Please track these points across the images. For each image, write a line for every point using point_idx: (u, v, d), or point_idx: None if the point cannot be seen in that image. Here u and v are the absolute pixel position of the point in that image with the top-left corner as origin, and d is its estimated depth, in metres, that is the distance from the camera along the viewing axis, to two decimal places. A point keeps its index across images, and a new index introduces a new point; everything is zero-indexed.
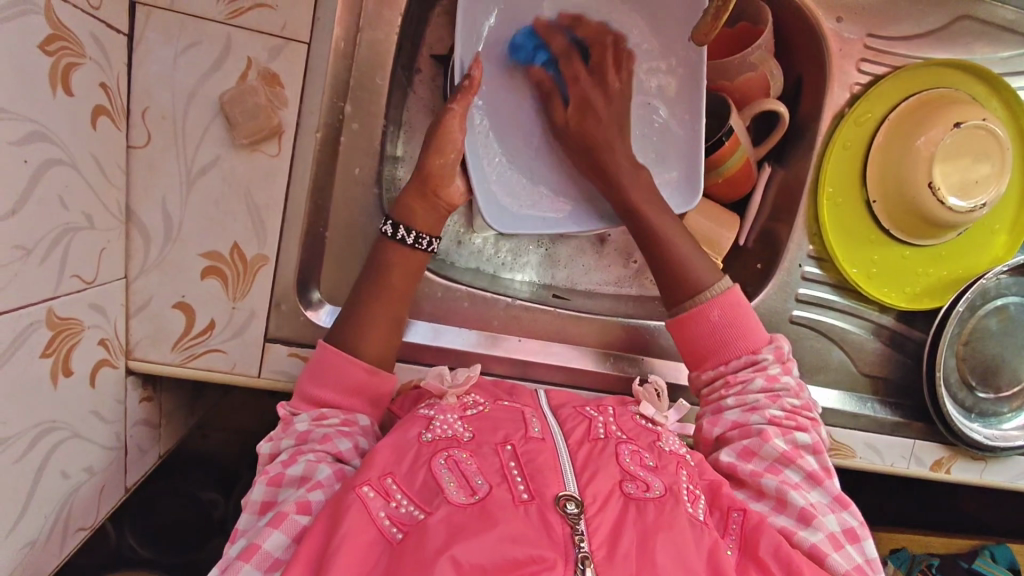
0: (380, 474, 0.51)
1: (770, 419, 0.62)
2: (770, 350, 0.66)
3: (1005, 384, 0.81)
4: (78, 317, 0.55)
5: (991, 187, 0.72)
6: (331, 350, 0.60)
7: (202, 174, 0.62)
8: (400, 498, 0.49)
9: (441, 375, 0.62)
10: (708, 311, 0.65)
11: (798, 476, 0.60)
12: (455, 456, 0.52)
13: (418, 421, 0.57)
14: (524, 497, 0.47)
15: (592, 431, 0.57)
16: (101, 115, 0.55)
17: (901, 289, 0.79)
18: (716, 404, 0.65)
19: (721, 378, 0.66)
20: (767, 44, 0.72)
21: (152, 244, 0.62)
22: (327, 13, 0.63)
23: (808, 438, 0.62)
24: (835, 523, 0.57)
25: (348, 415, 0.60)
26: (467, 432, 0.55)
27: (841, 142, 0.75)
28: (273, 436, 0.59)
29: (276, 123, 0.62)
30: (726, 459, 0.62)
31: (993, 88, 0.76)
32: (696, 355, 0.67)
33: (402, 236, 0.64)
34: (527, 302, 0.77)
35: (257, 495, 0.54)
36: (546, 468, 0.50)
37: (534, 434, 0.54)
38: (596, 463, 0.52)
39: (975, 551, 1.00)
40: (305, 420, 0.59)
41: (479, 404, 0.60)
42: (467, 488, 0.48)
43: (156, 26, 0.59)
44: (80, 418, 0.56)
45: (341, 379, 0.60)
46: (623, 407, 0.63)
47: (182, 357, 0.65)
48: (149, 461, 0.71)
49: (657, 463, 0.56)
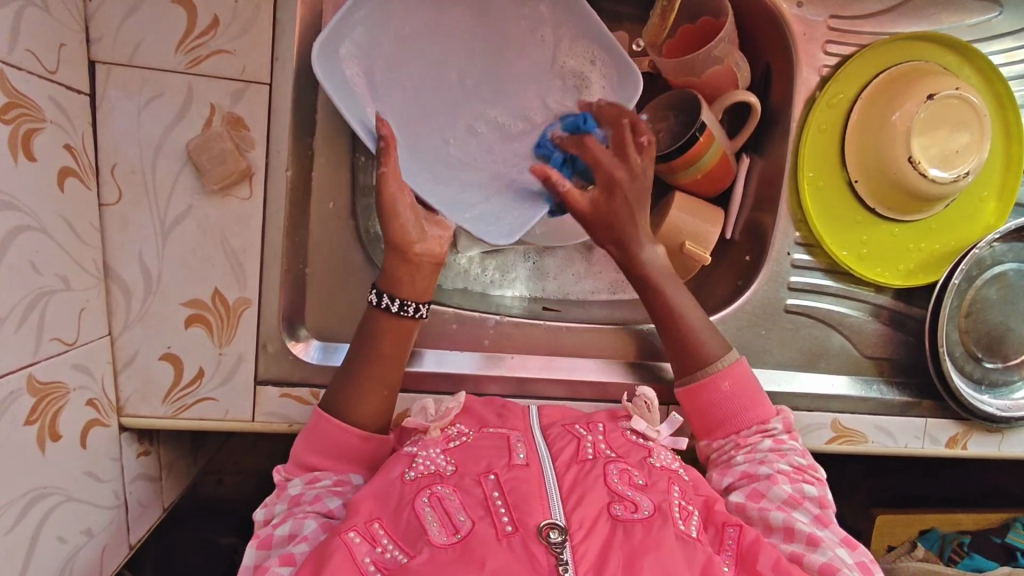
0: (366, 520, 0.51)
1: (779, 469, 0.62)
2: (778, 421, 0.66)
3: (1013, 352, 0.79)
4: (60, 381, 0.55)
5: (971, 156, 0.72)
6: (322, 417, 0.60)
7: (176, 224, 0.62)
8: (386, 542, 0.49)
9: (424, 409, 0.62)
10: (719, 382, 0.65)
11: (807, 518, 0.58)
12: (438, 492, 0.51)
13: (401, 460, 0.56)
14: (507, 530, 0.47)
15: (580, 452, 0.56)
16: (68, 176, 0.55)
17: (894, 267, 0.77)
18: (726, 461, 0.65)
19: (731, 443, 0.65)
20: (730, 36, 0.71)
21: (133, 299, 0.62)
22: (287, 51, 0.62)
23: (814, 491, 0.60)
24: (848, 557, 0.54)
25: (342, 476, 0.60)
26: (449, 465, 0.54)
27: (816, 125, 0.74)
28: (267, 502, 0.59)
29: (244, 165, 0.62)
30: (736, 502, 0.61)
31: (964, 56, 0.76)
32: (708, 425, 0.66)
33: (387, 303, 0.61)
34: (517, 319, 0.77)
35: (248, 561, 0.54)
36: (530, 497, 0.50)
37: (518, 461, 0.54)
38: (584, 486, 0.52)
39: (1007, 524, 0.97)
40: (298, 484, 0.59)
41: (463, 435, 0.59)
42: (449, 526, 0.48)
43: (116, 82, 0.59)
44: (74, 481, 0.56)
45: (333, 447, 0.59)
46: (615, 424, 0.63)
47: (174, 409, 0.65)
48: (152, 514, 0.71)
49: (647, 481, 0.55)
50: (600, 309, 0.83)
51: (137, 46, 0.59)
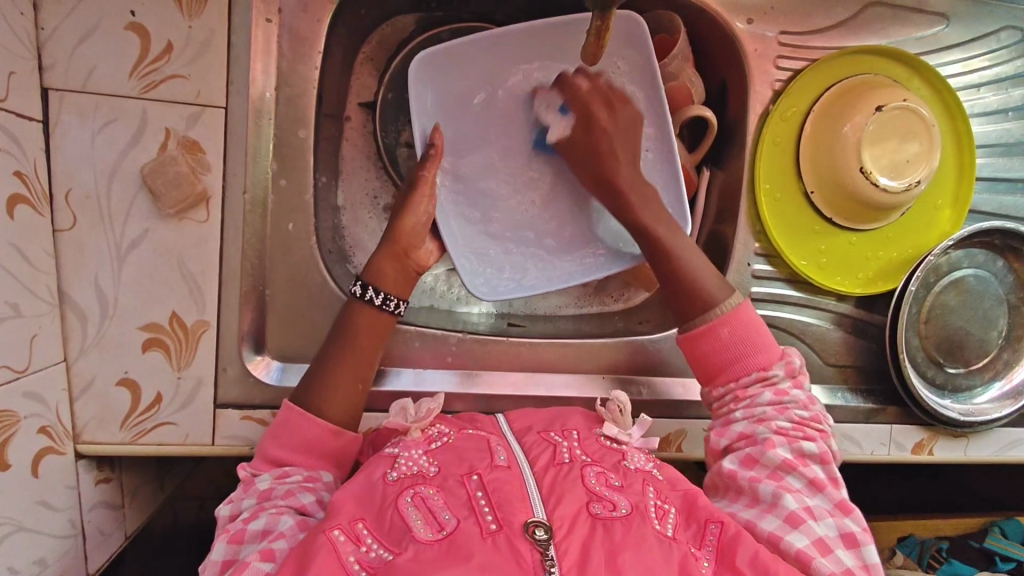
0: (350, 519, 0.51)
1: (778, 428, 0.61)
2: (781, 366, 0.64)
3: (974, 357, 0.80)
4: (11, 409, 0.54)
5: (922, 166, 0.73)
6: (295, 411, 0.60)
7: (132, 248, 0.62)
8: (371, 541, 0.49)
9: (404, 410, 0.61)
10: (718, 329, 0.64)
11: (799, 483, 0.59)
12: (421, 493, 0.52)
13: (382, 461, 0.57)
14: (492, 528, 0.48)
15: (557, 456, 0.56)
16: (19, 204, 0.55)
17: (853, 275, 0.78)
18: (727, 415, 0.64)
19: (731, 395, 0.64)
20: (683, 52, 0.73)
21: (89, 324, 0.62)
22: (242, 75, 0.63)
23: (815, 447, 0.61)
24: (834, 525, 0.56)
25: (312, 472, 0.59)
26: (432, 466, 0.55)
27: (771, 138, 0.75)
28: (233, 498, 0.57)
29: (200, 189, 0.62)
30: (729, 467, 0.62)
31: (913, 69, 0.77)
32: (709, 373, 0.65)
33: (370, 296, 0.63)
34: (481, 334, 0.76)
35: (217, 556, 0.52)
36: (513, 497, 0.50)
37: (500, 462, 0.55)
38: (563, 486, 0.52)
39: (984, 529, 0.97)
40: (267, 479, 0.57)
41: (444, 435, 0.60)
42: (434, 524, 0.49)
43: (70, 109, 0.59)
44: (25, 511, 0.55)
45: (306, 443, 0.59)
46: (589, 431, 0.63)
47: (132, 434, 0.64)
48: (114, 543, 0.70)
49: (623, 483, 0.56)
50: (567, 323, 0.83)
51: (90, 73, 0.59)
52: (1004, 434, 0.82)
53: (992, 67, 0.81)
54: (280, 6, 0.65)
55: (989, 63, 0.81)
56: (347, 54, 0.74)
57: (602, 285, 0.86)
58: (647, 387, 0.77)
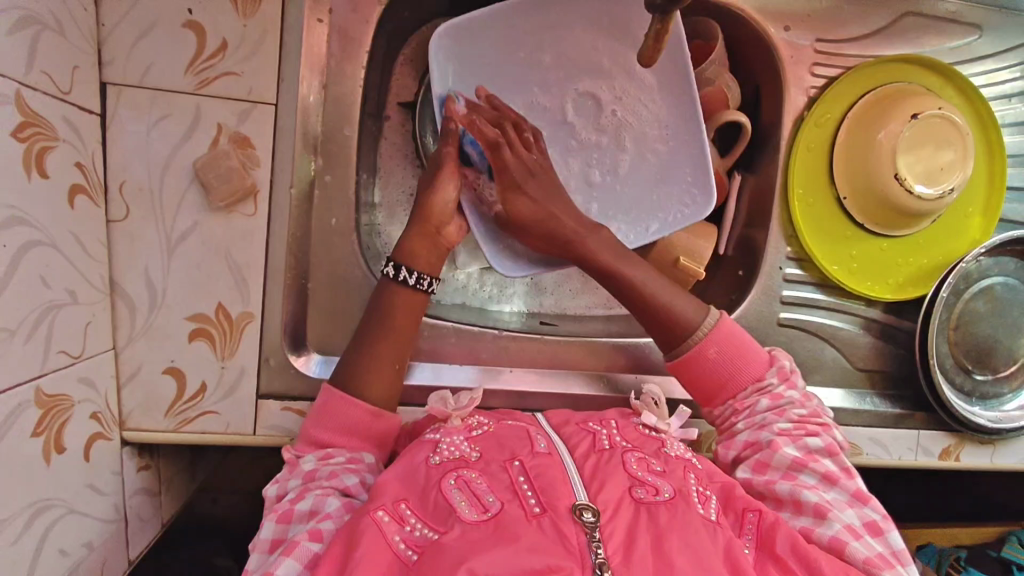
0: (393, 500, 0.53)
1: (781, 430, 0.63)
2: (773, 373, 0.66)
3: (1002, 364, 0.81)
4: (66, 394, 0.55)
5: (956, 173, 0.74)
6: (336, 395, 0.61)
7: (182, 240, 0.63)
8: (415, 521, 0.51)
9: (444, 398, 0.63)
10: (706, 350, 0.65)
11: (814, 479, 0.60)
12: (465, 476, 0.54)
13: (425, 445, 0.59)
14: (536, 511, 0.49)
15: (597, 443, 0.58)
16: (78, 193, 0.56)
17: (883, 281, 0.79)
18: (729, 429, 0.66)
19: (730, 408, 0.66)
20: (721, 59, 0.75)
21: (138, 313, 0.63)
22: (292, 73, 0.64)
23: (821, 441, 0.63)
24: (856, 516, 0.57)
25: (354, 453, 0.61)
26: (473, 451, 0.57)
27: (805, 143, 0.76)
28: (279, 478, 0.60)
29: (249, 183, 0.63)
30: (742, 477, 0.63)
31: (947, 77, 0.78)
32: (708, 395, 0.67)
33: (404, 277, 0.64)
34: (514, 332, 0.77)
35: (265, 534, 0.54)
36: (556, 481, 0.52)
37: (540, 449, 0.56)
38: (604, 472, 0.54)
39: (1003, 539, 0.97)
40: (311, 460, 0.60)
41: (483, 425, 0.62)
42: (479, 506, 0.50)
43: (127, 103, 0.61)
44: (76, 494, 0.57)
45: (346, 422, 0.61)
46: (627, 420, 0.64)
47: (176, 422, 0.65)
48: (151, 530, 0.71)
49: (664, 468, 0.57)
50: (596, 323, 0.84)
51: (148, 68, 0.61)
52: None
53: None
54: (330, 7, 0.67)
55: (1020, 73, 0.82)
56: (389, 54, 0.76)
57: None
58: (676, 388, 0.78)
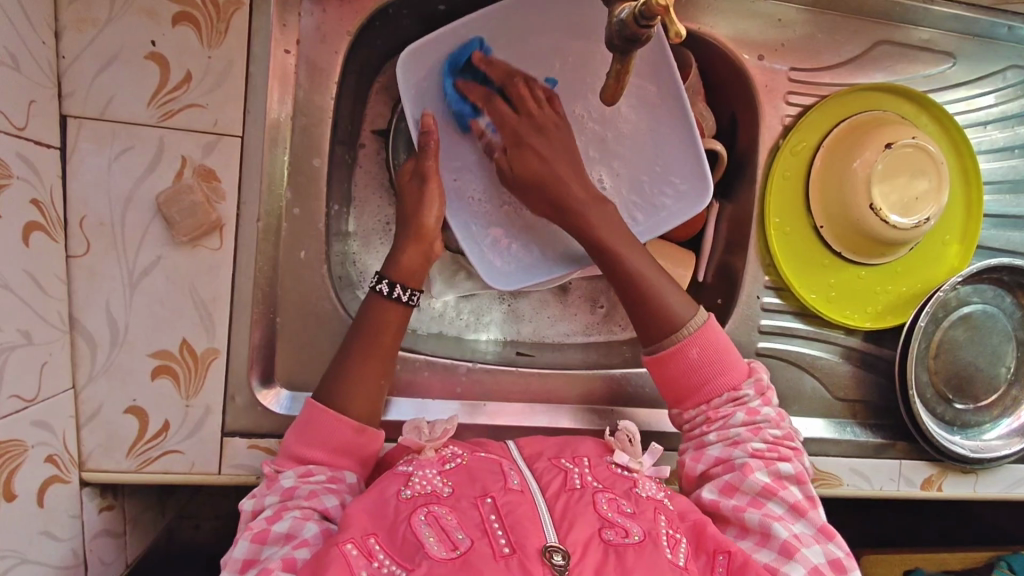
0: (363, 533, 0.51)
1: (753, 451, 0.61)
2: (750, 385, 0.64)
3: (982, 393, 0.80)
4: (19, 437, 0.54)
5: (930, 203, 0.74)
6: (317, 409, 0.60)
7: (144, 275, 0.62)
8: (382, 557, 0.49)
9: (418, 428, 0.62)
10: (686, 351, 0.63)
11: (782, 509, 0.59)
12: (435, 511, 0.52)
13: (397, 478, 0.57)
14: (505, 551, 0.48)
15: (568, 481, 0.57)
16: (34, 231, 0.55)
17: (862, 309, 0.79)
18: (700, 439, 0.64)
19: (702, 416, 0.64)
20: (694, 86, 0.77)
21: (99, 350, 0.62)
22: (259, 105, 0.63)
23: (791, 469, 0.61)
24: (820, 552, 0.56)
25: (334, 472, 0.59)
26: (446, 486, 0.55)
27: (780, 172, 0.76)
28: (257, 493, 0.58)
29: (214, 217, 0.62)
30: (709, 497, 0.61)
31: (922, 105, 0.78)
32: (679, 394, 0.65)
33: (398, 294, 0.64)
34: (489, 364, 0.76)
35: (238, 553, 0.53)
36: (526, 520, 0.51)
37: (513, 485, 0.55)
38: (574, 512, 0.53)
39: (991, 563, 0.95)
40: (290, 476, 0.58)
41: (458, 456, 0.60)
42: (448, 542, 0.49)
43: (88, 136, 0.60)
44: (29, 542, 0.55)
45: (326, 439, 0.59)
46: (599, 458, 0.62)
47: (137, 463, 0.63)
48: (114, 572, 0.69)
49: (635, 509, 0.56)
50: (575, 352, 0.83)
51: (109, 101, 0.60)
52: (1014, 471, 0.82)
53: (998, 105, 0.82)
54: (299, 37, 0.67)
55: (995, 100, 0.82)
56: (363, 83, 0.75)
57: (610, 313, 0.85)
58: (654, 420, 0.77)
